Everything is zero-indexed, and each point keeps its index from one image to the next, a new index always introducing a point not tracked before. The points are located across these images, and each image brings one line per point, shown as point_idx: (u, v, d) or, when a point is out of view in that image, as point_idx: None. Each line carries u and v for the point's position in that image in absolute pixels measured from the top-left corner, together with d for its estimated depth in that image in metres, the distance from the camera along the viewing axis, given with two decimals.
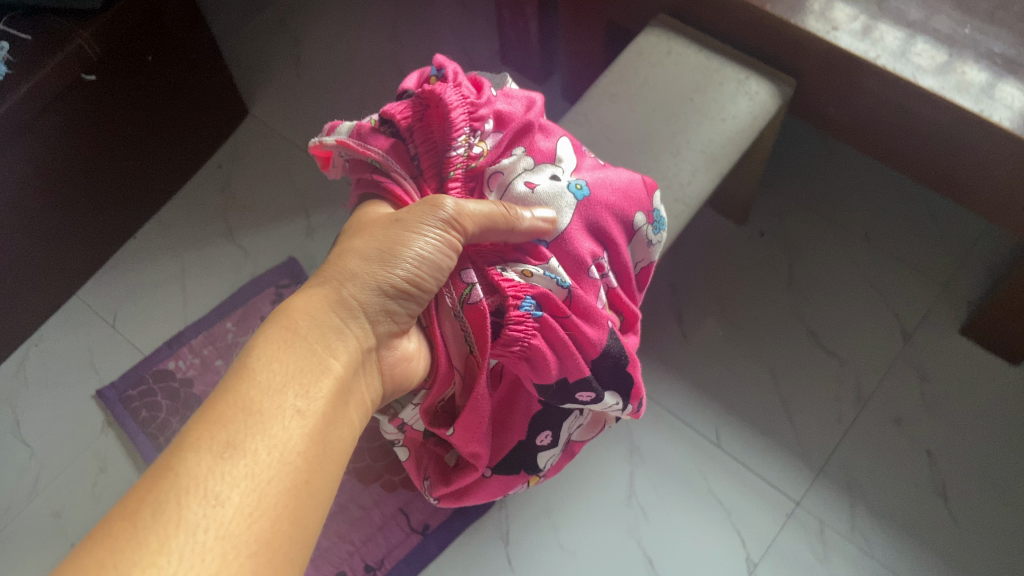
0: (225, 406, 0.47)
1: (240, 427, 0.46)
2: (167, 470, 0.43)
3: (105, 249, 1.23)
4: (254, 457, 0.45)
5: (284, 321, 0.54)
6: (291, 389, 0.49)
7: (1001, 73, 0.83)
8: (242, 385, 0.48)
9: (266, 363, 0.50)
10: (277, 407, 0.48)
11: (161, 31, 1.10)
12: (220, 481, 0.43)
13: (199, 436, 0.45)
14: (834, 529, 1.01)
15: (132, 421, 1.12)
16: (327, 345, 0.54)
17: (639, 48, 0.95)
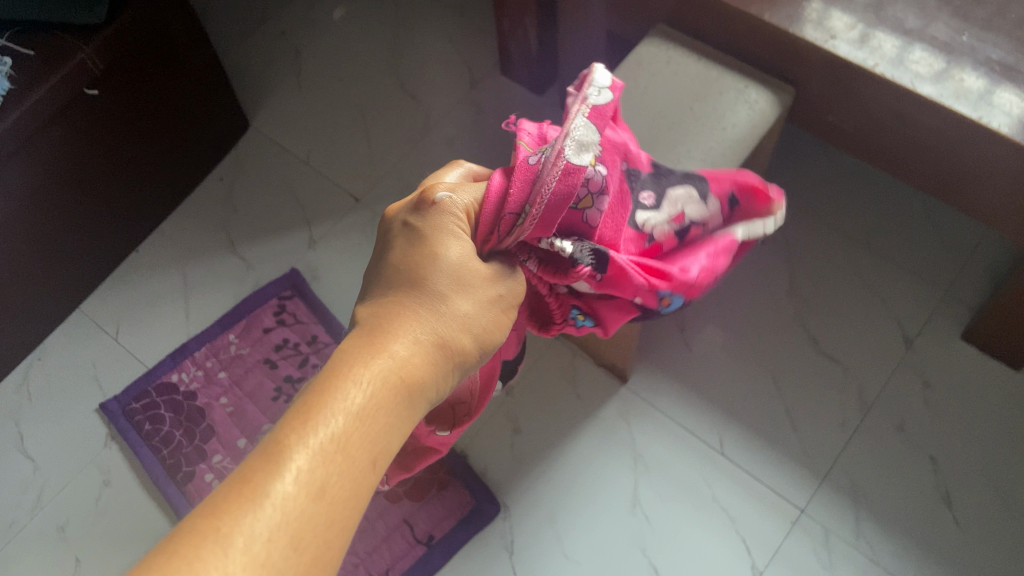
0: (323, 448, 0.42)
1: (334, 477, 0.42)
2: (251, 512, 0.39)
3: (107, 262, 1.23)
4: (335, 514, 0.42)
5: (384, 346, 0.48)
6: (381, 449, 0.45)
7: (999, 80, 0.84)
8: (339, 431, 0.43)
9: (368, 410, 0.45)
10: (368, 458, 0.44)
11: (163, 45, 1.10)
12: (299, 534, 0.40)
13: (289, 476, 0.41)
14: (839, 536, 1.01)
15: (135, 434, 1.12)
16: (418, 404, 0.48)
17: (638, 58, 0.95)
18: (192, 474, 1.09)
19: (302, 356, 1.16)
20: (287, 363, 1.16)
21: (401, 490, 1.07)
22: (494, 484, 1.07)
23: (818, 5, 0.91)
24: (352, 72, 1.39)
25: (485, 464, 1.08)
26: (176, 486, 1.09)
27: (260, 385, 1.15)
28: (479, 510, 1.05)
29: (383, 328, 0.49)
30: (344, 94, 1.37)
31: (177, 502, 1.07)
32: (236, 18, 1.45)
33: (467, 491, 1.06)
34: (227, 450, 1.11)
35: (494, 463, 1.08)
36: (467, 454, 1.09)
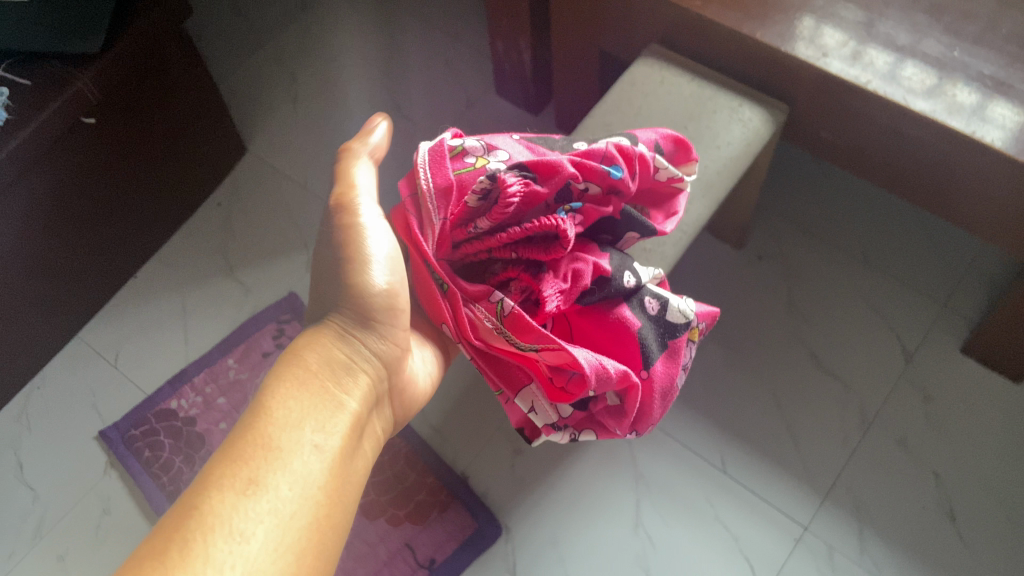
0: (246, 448, 0.51)
1: (265, 463, 0.51)
2: (197, 508, 0.47)
3: (106, 289, 1.23)
4: (277, 493, 0.50)
5: (294, 360, 0.60)
6: (308, 427, 0.54)
7: (992, 94, 0.84)
8: (261, 426, 0.53)
9: (283, 405, 0.55)
10: (297, 444, 0.53)
11: (160, 72, 1.11)
12: (244, 518, 0.48)
13: (221, 478, 0.49)
14: (843, 553, 1.00)
15: (135, 461, 1.11)
16: (338, 385, 0.59)
17: (631, 78, 0.96)
18: None
19: None
20: None
21: (402, 514, 1.07)
22: (496, 506, 1.07)
23: (809, 23, 0.92)
24: (349, 96, 1.40)
25: (486, 485, 1.08)
26: None
27: None
28: (480, 532, 1.04)
29: (297, 349, 0.61)
30: (341, 118, 1.38)
31: None
32: (232, 44, 1.46)
33: (468, 513, 1.06)
34: None
35: (495, 485, 1.08)
36: (467, 476, 1.09)
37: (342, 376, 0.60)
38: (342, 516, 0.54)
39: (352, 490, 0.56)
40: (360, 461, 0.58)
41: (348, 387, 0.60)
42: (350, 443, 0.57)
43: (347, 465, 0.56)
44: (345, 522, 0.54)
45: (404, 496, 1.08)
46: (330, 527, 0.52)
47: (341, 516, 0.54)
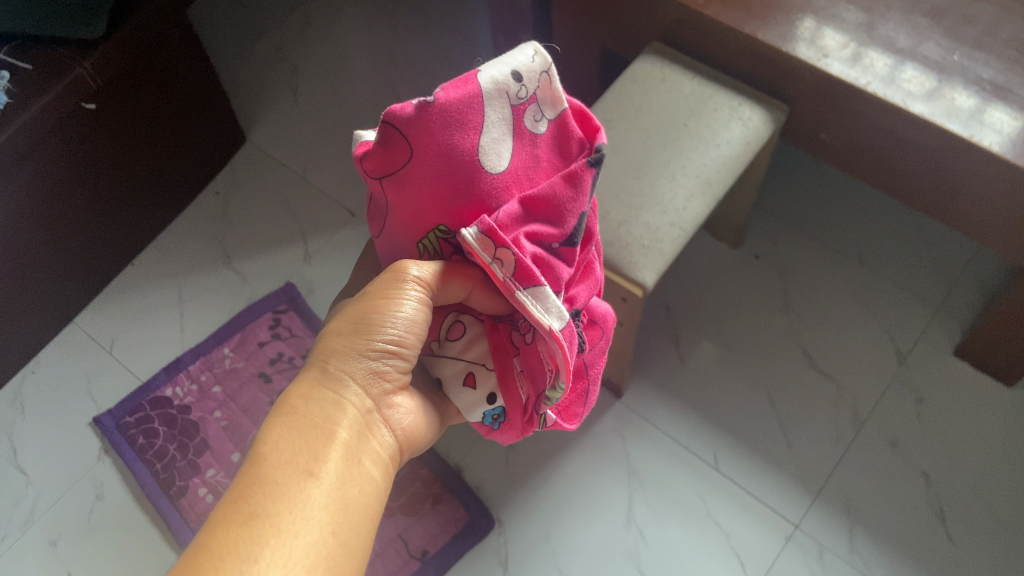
0: (243, 484, 0.50)
1: (263, 496, 0.50)
2: (204, 545, 0.47)
3: (103, 275, 1.23)
4: (278, 519, 0.49)
5: (282, 407, 0.56)
6: (300, 459, 0.52)
7: (990, 99, 0.85)
8: (255, 464, 0.52)
9: (272, 445, 0.53)
10: (291, 476, 0.51)
11: (161, 58, 1.10)
12: (251, 544, 0.47)
13: (225, 513, 0.49)
14: (833, 551, 1.01)
15: (129, 448, 1.11)
16: (328, 420, 0.56)
17: (633, 75, 0.96)
18: (185, 489, 1.09)
19: (296, 370, 1.16)
20: (281, 377, 1.16)
21: (395, 505, 1.07)
22: (489, 499, 1.07)
23: (810, 24, 0.93)
24: (349, 87, 1.40)
25: (480, 478, 1.08)
26: (169, 500, 1.08)
27: (254, 399, 1.15)
28: (473, 525, 1.05)
29: (285, 391, 0.58)
30: (340, 109, 1.38)
31: (170, 518, 1.07)
32: (233, 33, 1.46)
33: (461, 506, 1.06)
34: (221, 464, 1.10)
35: (488, 479, 1.08)
36: (461, 469, 1.09)
37: (331, 415, 0.56)
38: (356, 536, 0.52)
39: (357, 508, 0.53)
40: (363, 484, 0.55)
41: (339, 422, 0.56)
42: (349, 471, 0.54)
43: (351, 488, 0.53)
44: (358, 538, 0.52)
45: (398, 488, 1.08)
46: (339, 548, 0.50)
47: (349, 536, 0.52)
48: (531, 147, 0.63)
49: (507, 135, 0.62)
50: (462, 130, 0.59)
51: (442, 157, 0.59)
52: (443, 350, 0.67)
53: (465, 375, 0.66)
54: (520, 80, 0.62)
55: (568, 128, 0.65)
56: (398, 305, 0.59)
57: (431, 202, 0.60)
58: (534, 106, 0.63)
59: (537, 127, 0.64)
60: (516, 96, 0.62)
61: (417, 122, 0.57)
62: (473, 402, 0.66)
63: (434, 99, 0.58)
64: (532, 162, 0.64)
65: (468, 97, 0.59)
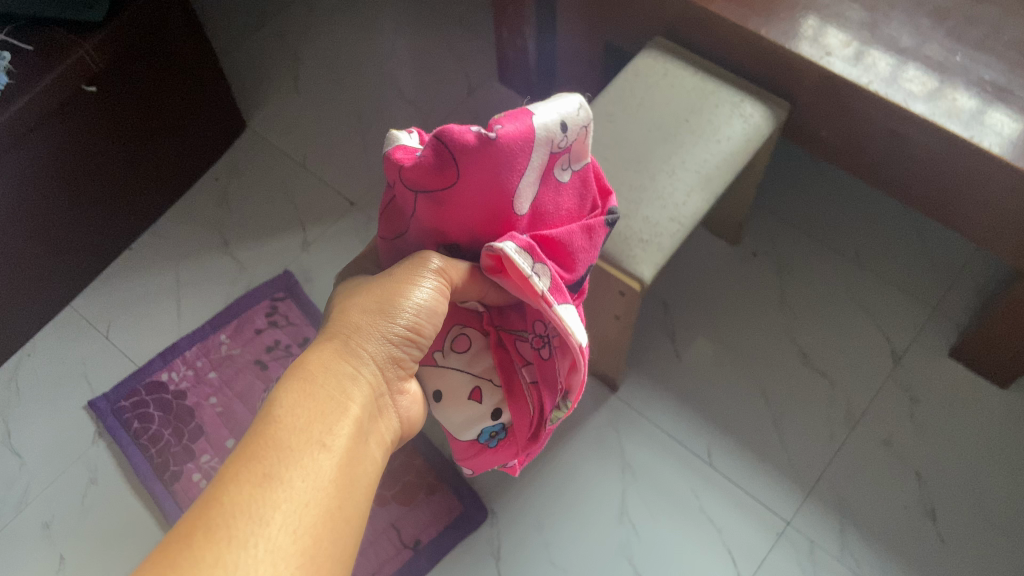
0: (257, 445, 0.49)
1: (277, 460, 0.49)
2: (217, 501, 0.46)
3: (101, 259, 1.23)
4: (290, 485, 0.48)
5: (299, 372, 0.55)
6: (316, 428, 0.52)
7: (991, 100, 0.85)
8: (270, 428, 0.50)
9: (290, 409, 0.52)
10: (307, 444, 0.50)
11: (163, 41, 1.10)
12: (263, 506, 0.47)
13: (238, 471, 0.48)
14: (824, 549, 1.01)
15: (123, 432, 1.11)
16: (344, 392, 0.55)
17: (636, 69, 0.96)
18: (179, 474, 1.09)
19: (292, 358, 1.16)
20: (277, 364, 1.16)
21: (388, 494, 1.07)
22: (482, 490, 1.07)
23: (814, 23, 0.92)
24: (350, 76, 1.39)
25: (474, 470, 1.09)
26: (163, 485, 1.08)
27: (250, 385, 1.15)
28: (466, 516, 1.05)
29: (301, 357, 0.57)
30: (342, 98, 1.38)
31: (164, 502, 1.07)
32: (236, 20, 1.46)
33: (455, 496, 1.06)
34: (215, 450, 1.10)
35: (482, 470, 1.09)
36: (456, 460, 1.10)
37: (347, 387, 0.56)
38: (356, 514, 0.52)
39: (360, 487, 0.53)
40: (368, 465, 0.54)
41: (354, 395, 0.56)
42: (358, 448, 0.54)
43: (357, 466, 0.53)
44: (357, 516, 0.52)
45: (392, 477, 1.08)
46: (342, 525, 0.50)
47: (352, 514, 0.51)
48: (555, 195, 0.67)
49: (537, 180, 0.64)
50: (506, 171, 0.61)
51: (477, 192, 0.61)
52: (449, 362, 0.69)
53: (471, 390, 0.69)
54: (565, 132, 0.64)
55: (588, 183, 0.70)
56: (418, 291, 0.61)
57: (454, 224, 0.63)
58: (567, 155, 0.66)
59: (564, 176, 0.67)
60: (558, 145, 0.64)
61: (468, 151, 0.58)
62: (475, 417, 0.69)
63: (488, 138, 0.59)
64: (554, 209, 0.68)
65: (520, 143, 0.61)
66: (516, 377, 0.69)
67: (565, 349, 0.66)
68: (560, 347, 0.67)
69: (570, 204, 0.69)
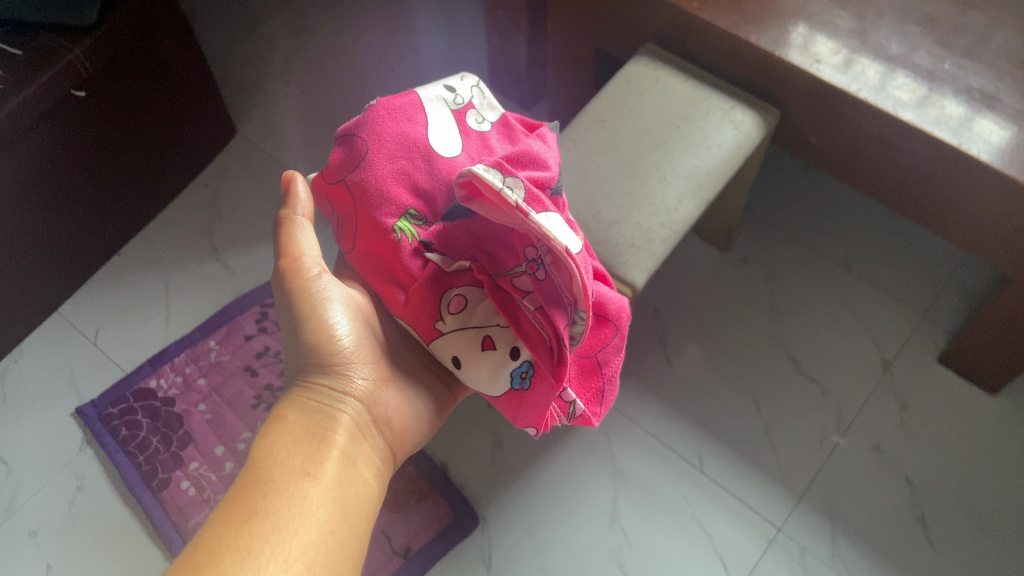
0: (246, 487, 0.56)
1: (262, 496, 0.55)
2: (207, 541, 0.52)
3: (88, 266, 1.22)
4: (279, 516, 0.54)
5: (275, 420, 0.62)
6: (298, 464, 0.58)
7: (979, 108, 0.86)
8: (256, 470, 0.57)
9: (271, 452, 0.59)
10: (292, 476, 0.57)
11: (151, 47, 1.10)
12: (255, 538, 0.53)
13: (228, 511, 0.54)
14: (815, 555, 1.01)
15: (111, 440, 1.10)
16: (317, 425, 0.63)
17: (627, 76, 0.97)
18: (168, 481, 1.08)
19: (282, 365, 1.15)
20: (266, 370, 1.16)
21: None
22: (473, 497, 1.07)
23: (803, 30, 0.93)
24: (342, 82, 1.39)
25: (465, 476, 1.08)
26: (151, 493, 1.07)
27: (240, 392, 1.14)
28: (458, 523, 1.04)
29: (278, 407, 0.64)
30: (333, 104, 1.37)
31: (152, 510, 1.06)
32: (226, 26, 1.45)
33: (446, 503, 1.06)
34: (204, 457, 1.09)
35: (474, 476, 1.08)
36: (446, 466, 1.09)
37: (322, 421, 0.63)
38: (354, 531, 0.58)
39: (354, 508, 0.59)
40: (360, 486, 0.61)
41: (329, 426, 0.63)
42: (344, 471, 0.60)
43: (347, 489, 0.59)
44: (355, 534, 0.58)
45: None
46: (338, 544, 0.56)
47: (348, 532, 0.57)
48: (480, 141, 0.70)
49: (451, 131, 0.69)
50: (405, 122, 0.67)
51: (393, 145, 0.66)
52: (451, 326, 0.65)
53: (482, 340, 0.64)
54: (454, 92, 0.71)
55: (511, 126, 0.72)
56: (320, 293, 0.67)
57: (388, 181, 0.65)
58: (475, 109, 0.71)
59: (482, 127, 0.71)
60: (454, 102, 0.70)
61: (360, 123, 0.67)
62: (497, 366, 0.64)
63: (376, 104, 0.68)
64: (485, 150, 0.69)
65: (409, 100, 0.68)
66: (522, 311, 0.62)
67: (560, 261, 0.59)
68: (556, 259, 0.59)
69: (500, 145, 0.70)
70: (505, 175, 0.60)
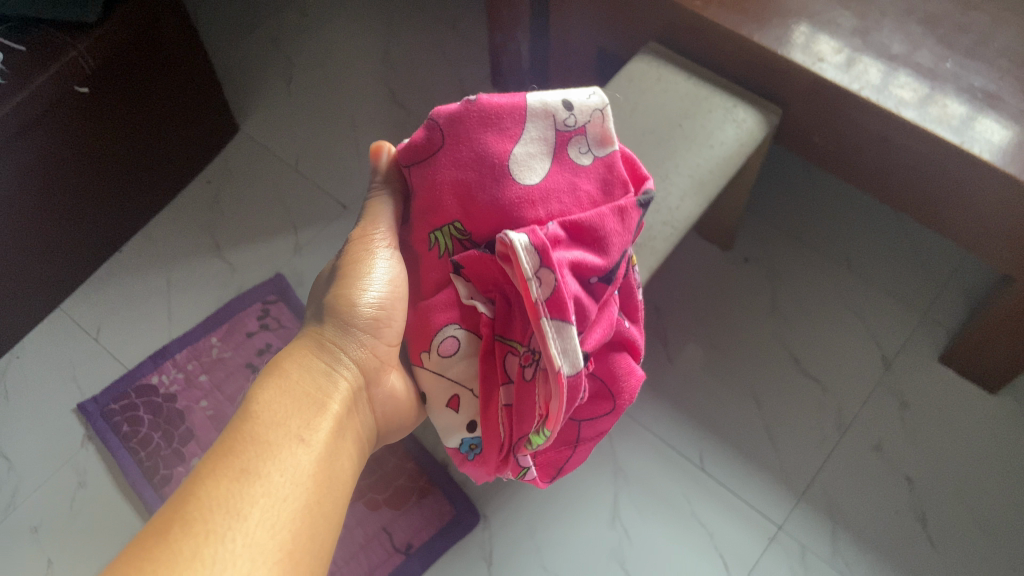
0: (237, 441, 0.53)
1: (255, 456, 0.53)
2: (194, 497, 0.49)
3: (90, 262, 1.22)
4: (268, 479, 0.52)
5: (277, 369, 0.61)
6: (294, 424, 0.56)
7: (981, 107, 0.86)
8: (250, 424, 0.55)
9: (268, 405, 0.57)
10: (286, 438, 0.55)
11: (155, 44, 1.10)
12: (241, 499, 0.50)
13: (216, 465, 0.51)
14: (816, 553, 1.01)
15: (113, 436, 1.11)
16: (318, 386, 0.61)
17: (629, 74, 0.97)
18: (169, 477, 1.08)
19: None
20: (268, 367, 1.16)
21: (380, 499, 1.07)
22: (474, 495, 1.07)
23: (805, 29, 0.93)
24: (344, 79, 1.39)
25: (466, 474, 1.08)
26: (152, 489, 1.07)
27: (241, 389, 1.14)
28: (458, 520, 1.04)
29: (283, 353, 0.63)
30: (335, 101, 1.38)
31: (153, 505, 1.06)
32: (228, 23, 1.46)
33: (447, 501, 1.06)
34: (205, 454, 1.10)
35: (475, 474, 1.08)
36: (448, 463, 1.09)
37: (323, 384, 0.61)
38: (337, 506, 0.56)
39: (339, 484, 0.57)
40: (346, 461, 0.59)
41: (329, 391, 0.61)
42: (336, 442, 0.58)
43: (335, 462, 0.57)
44: (337, 509, 0.55)
45: (383, 481, 1.08)
46: (322, 518, 0.53)
47: (331, 506, 0.55)
48: (570, 174, 0.66)
49: (542, 153, 0.65)
50: (496, 134, 0.64)
51: (466, 155, 0.63)
52: (432, 365, 0.66)
53: (449, 398, 0.66)
54: (571, 109, 0.66)
55: (616, 168, 0.67)
56: (372, 260, 0.66)
57: (446, 191, 0.64)
58: (584, 137, 0.67)
59: (580, 159, 0.67)
60: (565, 122, 0.66)
61: (453, 113, 0.64)
62: (453, 426, 0.67)
63: (476, 98, 0.64)
64: (569, 186, 0.65)
65: (514, 107, 0.65)
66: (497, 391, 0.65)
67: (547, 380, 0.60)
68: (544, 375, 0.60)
69: (591, 186, 0.66)
70: (541, 265, 0.58)
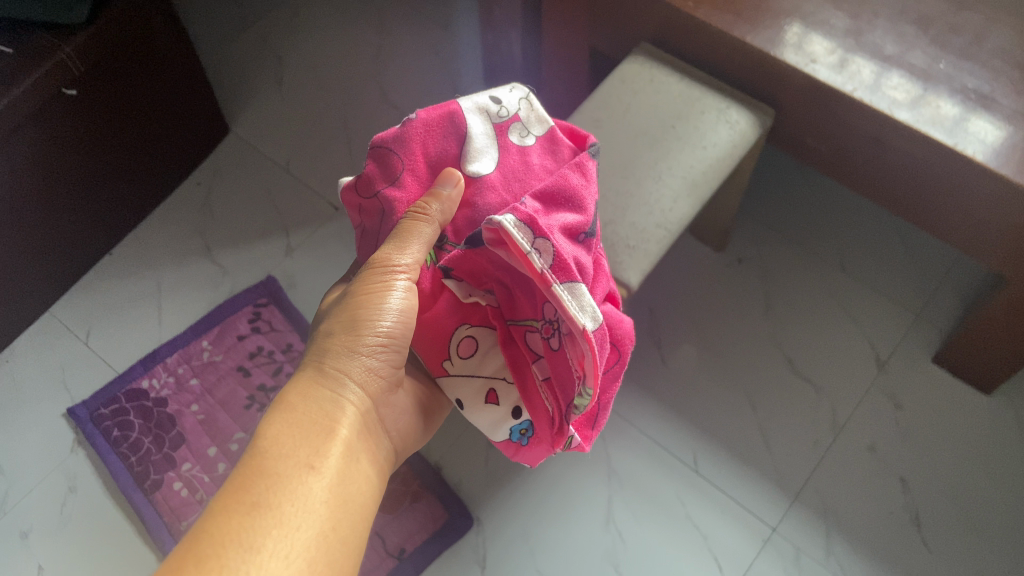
0: (248, 476, 0.54)
1: (264, 488, 0.54)
2: (207, 534, 0.51)
3: (80, 265, 1.21)
4: (280, 510, 0.54)
5: (284, 403, 0.61)
6: (303, 453, 0.57)
7: (975, 108, 0.85)
8: (261, 458, 0.56)
9: (277, 439, 0.57)
10: (296, 468, 0.56)
11: (144, 44, 1.09)
12: (254, 533, 0.52)
13: (228, 502, 0.53)
14: (810, 555, 1.01)
15: (103, 440, 1.10)
16: (327, 416, 0.61)
17: (621, 75, 0.96)
18: (160, 483, 1.07)
19: (275, 365, 1.15)
20: (260, 370, 1.15)
21: None
22: (468, 498, 1.07)
23: (798, 30, 0.93)
24: (335, 79, 1.39)
25: (459, 477, 1.08)
26: (143, 494, 1.06)
27: (232, 392, 1.13)
28: (451, 524, 1.04)
29: (291, 386, 0.62)
30: (326, 101, 1.37)
31: (144, 511, 1.05)
32: (219, 24, 1.45)
33: (441, 504, 1.05)
34: (197, 458, 1.09)
35: (468, 477, 1.08)
36: (441, 467, 1.09)
37: (331, 412, 0.62)
38: (353, 527, 0.58)
39: (354, 504, 0.58)
40: (362, 482, 0.60)
41: (338, 417, 0.62)
42: (347, 466, 0.59)
43: (349, 485, 0.59)
44: (353, 530, 0.57)
45: None
46: (337, 542, 0.56)
47: (348, 528, 0.57)
48: (518, 157, 0.69)
49: (489, 146, 0.69)
50: (441, 139, 0.67)
51: (423, 167, 0.67)
52: (458, 368, 0.69)
53: (486, 393, 0.68)
54: (499, 102, 0.70)
55: (557, 140, 0.71)
56: (387, 294, 0.64)
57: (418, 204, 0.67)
58: (519, 122, 0.71)
59: (524, 141, 0.70)
60: (498, 114, 0.70)
61: (396, 136, 0.66)
62: (498, 418, 0.68)
63: (415, 116, 0.67)
64: (523, 167, 0.69)
65: (448, 110, 0.68)
66: (529, 372, 0.66)
67: (574, 339, 0.61)
68: (569, 337, 0.61)
69: (540, 160, 0.70)
70: (535, 236, 0.60)
